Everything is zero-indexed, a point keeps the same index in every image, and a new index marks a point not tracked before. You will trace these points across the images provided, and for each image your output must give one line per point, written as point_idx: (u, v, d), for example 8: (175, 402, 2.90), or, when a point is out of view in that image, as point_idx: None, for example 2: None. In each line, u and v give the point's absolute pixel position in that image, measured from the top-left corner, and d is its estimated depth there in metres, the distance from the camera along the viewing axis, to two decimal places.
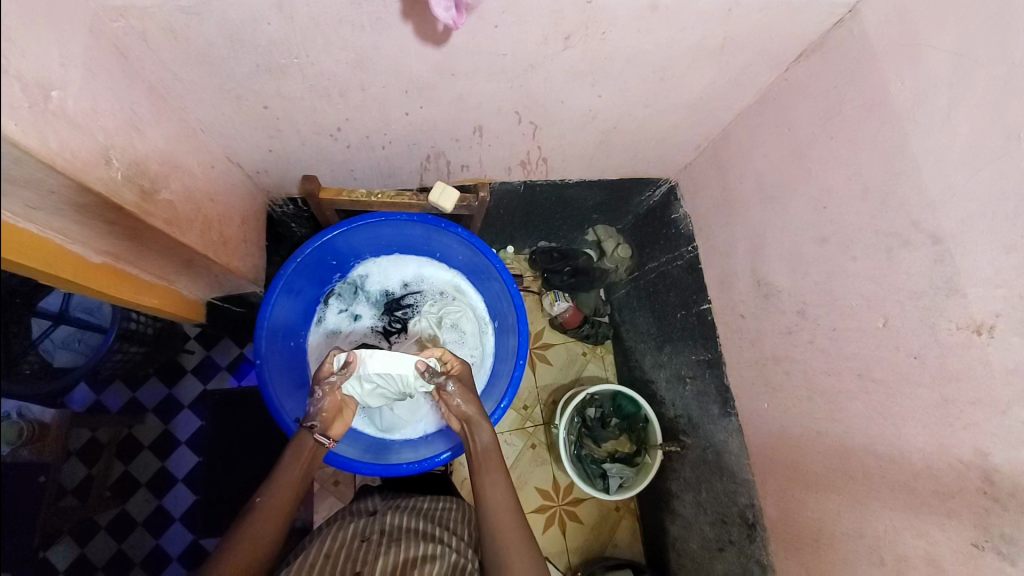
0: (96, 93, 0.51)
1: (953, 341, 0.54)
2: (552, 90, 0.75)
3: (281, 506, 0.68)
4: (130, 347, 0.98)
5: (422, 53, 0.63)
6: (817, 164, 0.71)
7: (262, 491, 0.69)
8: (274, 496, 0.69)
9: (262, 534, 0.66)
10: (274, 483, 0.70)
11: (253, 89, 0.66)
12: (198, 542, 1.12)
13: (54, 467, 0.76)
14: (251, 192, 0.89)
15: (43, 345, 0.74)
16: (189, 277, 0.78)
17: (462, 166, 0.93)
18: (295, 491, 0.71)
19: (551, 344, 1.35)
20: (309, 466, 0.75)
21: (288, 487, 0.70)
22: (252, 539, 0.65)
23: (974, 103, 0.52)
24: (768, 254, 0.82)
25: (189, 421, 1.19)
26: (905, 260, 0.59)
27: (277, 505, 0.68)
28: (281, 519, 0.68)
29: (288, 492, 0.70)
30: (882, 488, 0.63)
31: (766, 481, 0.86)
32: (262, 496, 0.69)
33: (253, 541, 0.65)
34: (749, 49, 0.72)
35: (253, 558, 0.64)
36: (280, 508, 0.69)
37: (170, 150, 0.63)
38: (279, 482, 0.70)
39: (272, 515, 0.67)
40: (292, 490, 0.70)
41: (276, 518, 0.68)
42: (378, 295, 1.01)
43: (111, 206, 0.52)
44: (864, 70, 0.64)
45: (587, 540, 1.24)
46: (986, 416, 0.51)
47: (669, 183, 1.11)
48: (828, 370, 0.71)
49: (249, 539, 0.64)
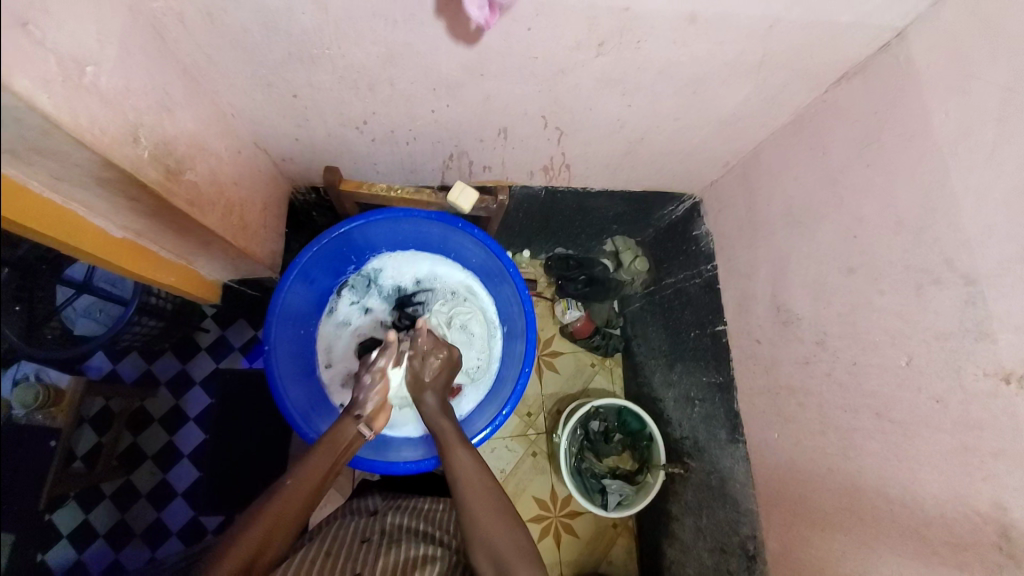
0: (131, 72, 0.52)
1: (980, 388, 0.51)
2: (580, 97, 0.74)
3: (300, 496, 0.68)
4: (149, 320, 0.95)
5: (452, 51, 0.63)
6: (850, 191, 0.69)
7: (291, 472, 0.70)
8: (297, 484, 0.69)
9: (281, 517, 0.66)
10: (302, 467, 0.71)
11: (284, 78, 0.67)
12: (199, 519, 1.09)
13: (65, 433, 0.78)
14: (275, 178, 0.90)
15: (65, 312, 0.76)
16: (206, 259, 0.79)
17: (484, 167, 0.93)
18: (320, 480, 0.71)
19: (560, 352, 1.33)
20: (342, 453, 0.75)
21: (312, 475, 0.70)
22: (271, 521, 0.65)
23: (1020, 139, 0.49)
24: (790, 280, 0.80)
25: (200, 397, 1.15)
26: (934, 298, 0.56)
27: (300, 487, 0.69)
28: (299, 508, 0.68)
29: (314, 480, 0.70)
30: (891, 532, 0.60)
31: (770, 513, 0.83)
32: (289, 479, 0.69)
33: (278, 517, 0.66)
34: (787, 67, 0.70)
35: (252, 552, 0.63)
36: (298, 496, 0.68)
37: (197, 132, 0.64)
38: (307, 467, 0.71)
39: (292, 501, 0.68)
40: (316, 476, 0.70)
41: (296, 504, 0.68)
42: (390, 291, 1.01)
43: (134, 182, 0.52)
44: (907, 98, 0.62)
45: (581, 554, 1.22)
46: (1009, 469, 0.48)
47: (694, 199, 1.09)
48: (845, 407, 0.68)
49: (266, 522, 0.65)
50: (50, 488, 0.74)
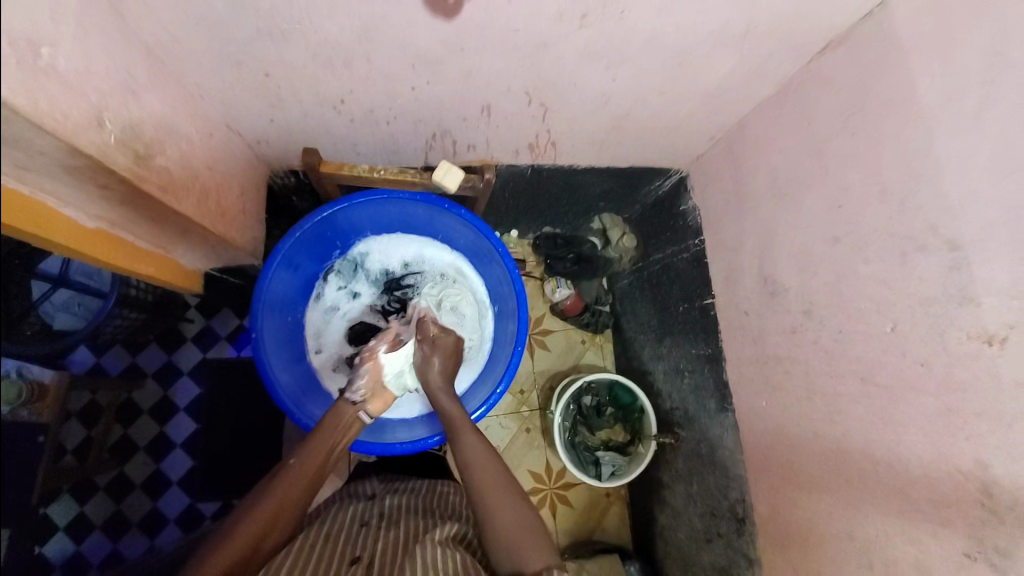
0: (91, 53, 0.49)
1: (963, 351, 0.52)
2: (566, 71, 0.72)
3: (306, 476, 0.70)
4: (129, 313, 0.93)
5: (430, 24, 0.60)
6: (834, 162, 0.69)
7: (296, 452, 0.72)
8: (304, 461, 0.71)
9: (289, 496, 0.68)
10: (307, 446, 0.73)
11: (254, 55, 0.64)
12: (197, 506, 1.10)
13: (52, 429, 0.76)
14: (252, 162, 0.88)
15: (42, 307, 0.73)
16: (186, 247, 0.77)
17: (469, 146, 0.91)
18: (327, 458, 0.73)
19: (551, 331, 1.33)
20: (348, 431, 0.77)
21: (319, 454, 0.72)
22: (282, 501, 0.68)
23: (1005, 105, 0.49)
24: (777, 252, 0.80)
25: (189, 386, 1.14)
26: (920, 265, 0.57)
27: (303, 469, 0.71)
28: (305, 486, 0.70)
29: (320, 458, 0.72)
30: (876, 492, 0.62)
31: (758, 477, 0.86)
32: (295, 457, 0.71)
33: (286, 499, 0.68)
34: (771, 37, 0.69)
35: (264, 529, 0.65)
36: (304, 475, 0.70)
37: (166, 115, 0.62)
38: (314, 445, 0.73)
39: (300, 477, 0.70)
40: (322, 454, 0.73)
41: (305, 479, 0.70)
42: (378, 274, 1.00)
43: (104, 169, 0.50)
44: (890, 66, 0.62)
45: (578, 524, 1.25)
46: (991, 428, 0.50)
47: (680, 173, 1.09)
48: (830, 373, 0.70)
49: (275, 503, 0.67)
50: (40, 486, 0.73)
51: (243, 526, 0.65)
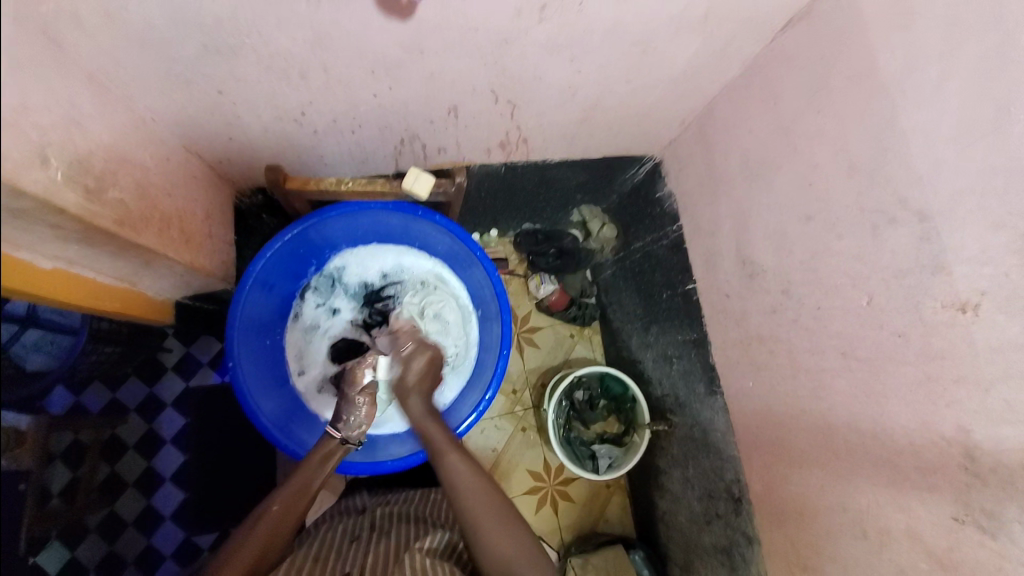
0: (26, 87, 0.47)
1: (938, 320, 0.53)
2: (529, 66, 0.71)
3: (287, 520, 0.68)
4: (105, 347, 0.89)
5: (386, 29, 0.59)
6: (802, 139, 0.70)
7: (275, 499, 0.70)
8: (280, 508, 0.69)
9: (265, 544, 0.67)
10: (282, 490, 0.70)
11: (205, 73, 0.62)
12: (193, 540, 1.07)
13: (32, 474, 0.73)
14: (215, 183, 0.85)
15: (13, 350, 0.70)
16: (152, 278, 0.74)
17: (439, 150, 0.90)
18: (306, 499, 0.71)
19: (539, 328, 1.32)
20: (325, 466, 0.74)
21: (295, 497, 0.70)
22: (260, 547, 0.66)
23: (963, 74, 0.50)
24: (753, 233, 0.81)
25: (174, 418, 1.10)
26: (891, 237, 0.58)
27: (286, 512, 0.69)
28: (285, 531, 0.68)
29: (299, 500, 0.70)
30: (866, 463, 0.63)
31: (751, 457, 0.86)
32: (274, 505, 0.69)
33: (261, 548, 0.66)
34: (732, 19, 0.69)
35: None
36: (287, 517, 0.69)
37: (116, 144, 0.60)
38: (287, 490, 0.70)
39: (279, 524, 0.68)
40: (300, 499, 0.70)
41: (282, 527, 0.68)
42: (356, 287, 0.98)
43: (54, 209, 0.48)
44: (850, 41, 0.62)
45: (578, 516, 1.26)
46: (969, 393, 0.51)
47: (654, 160, 1.09)
48: (812, 349, 0.70)
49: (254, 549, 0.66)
50: (26, 532, 0.71)
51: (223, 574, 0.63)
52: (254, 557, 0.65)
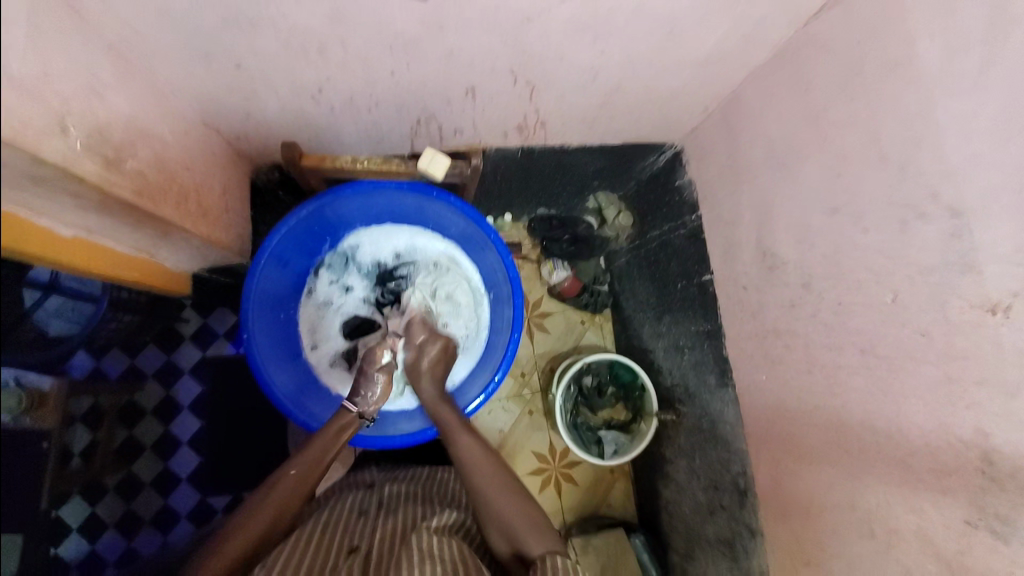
0: (47, 56, 0.47)
1: (964, 321, 0.52)
2: (550, 46, 0.69)
3: (301, 485, 0.71)
4: (123, 315, 0.90)
5: (405, 5, 0.57)
6: (832, 130, 0.67)
7: (292, 465, 0.72)
8: (295, 474, 0.71)
9: (280, 506, 0.70)
10: (299, 457, 0.72)
11: (222, 46, 0.61)
12: (207, 501, 1.10)
13: (56, 435, 0.75)
14: (231, 157, 0.86)
15: (36, 315, 0.71)
16: (169, 249, 0.75)
17: (455, 131, 0.88)
18: (321, 466, 0.73)
19: (550, 313, 1.32)
20: (341, 439, 0.75)
21: (310, 466, 0.72)
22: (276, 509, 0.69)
23: (1007, 68, 0.47)
24: (774, 225, 0.79)
25: (191, 386, 1.12)
26: (920, 233, 0.56)
27: (301, 479, 0.71)
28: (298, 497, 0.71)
29: (314, 466, 0.72)
30: (878, 462, 0.62)
31: (759, 451, 0.86)
32: (291, 470, 0.71)
33: (276, 511, 0.69)
34: (765, 1, 0.66)
35: (260, 533, 0.68)
36: (301, 483, 0.71)
37: (135, 114, 0.60)
38: (304, 458, 0.72)
39: (294, 488, 0.70)
40: (316, 467, 0.72)
41: (296, 493, 0.71)
42: (369, 266, 0.98)
43: (73, 177, 0.48)
44: (889, 28, 0.59)
45: (581, 500, 1.27)
46: (991, 397, 0.49)
47: (675, 147, 1.07)
48: (829, 346, 0.69)
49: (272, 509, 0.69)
50: (49, 490, 0.73)
51: (242, 531, 0.67)
52: (271, 516, 0.69)
